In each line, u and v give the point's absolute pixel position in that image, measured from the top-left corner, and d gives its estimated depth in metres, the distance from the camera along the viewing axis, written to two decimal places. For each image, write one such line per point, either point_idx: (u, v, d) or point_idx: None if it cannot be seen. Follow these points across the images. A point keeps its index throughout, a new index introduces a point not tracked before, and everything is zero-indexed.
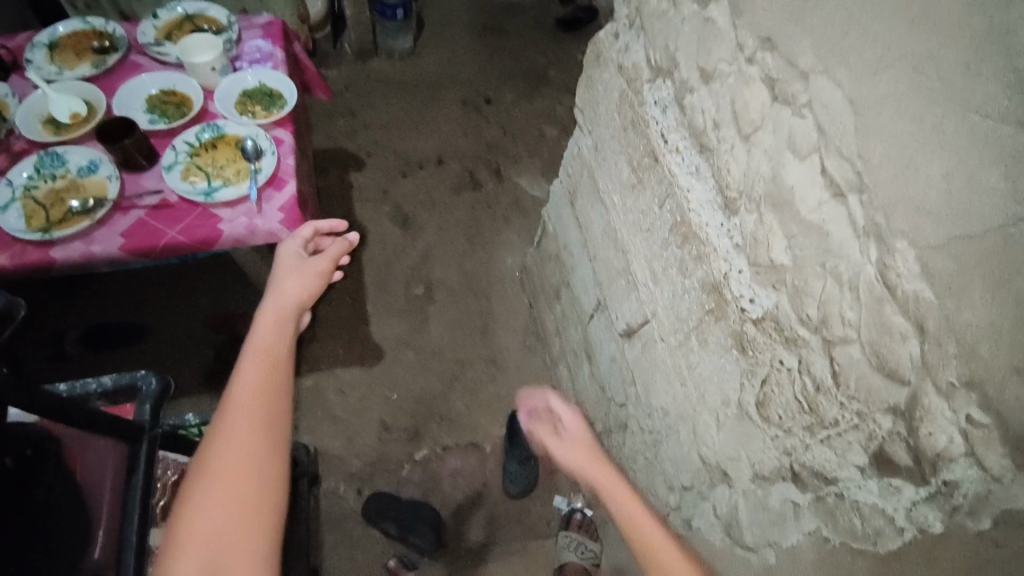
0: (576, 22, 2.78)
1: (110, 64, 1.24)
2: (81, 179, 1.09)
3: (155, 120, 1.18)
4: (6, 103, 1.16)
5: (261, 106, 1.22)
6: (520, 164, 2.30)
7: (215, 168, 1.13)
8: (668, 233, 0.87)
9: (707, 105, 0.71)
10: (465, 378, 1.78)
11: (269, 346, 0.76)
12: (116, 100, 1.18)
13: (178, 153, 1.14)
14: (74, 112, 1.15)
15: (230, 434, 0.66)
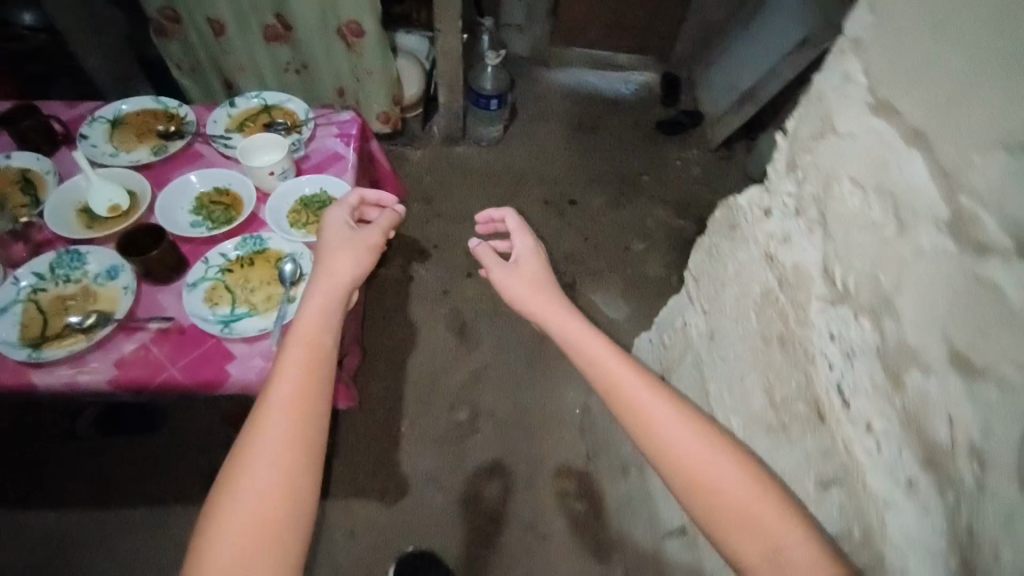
0: (680, 128, 2.57)
1: (168, 152, 1.12)
2: (96, 288, 0.94)
3: (199, 224, 1.03)
4: (45, 181, 1.05)
5: (315, 220, 1.05)
6: (599, 279, 2.07)
7: (244, 291, 0.95)
8: (834, 525, 0.62)
9: (959, 410, 0.46)
10: (497, 542, 1.50)
11: (312, 332, 0.82)
12: (163, 197, 1.05)
13: (210, 267, 0.97)
14: (114, 204, 1.02)
15: (280, 417, 0.74)
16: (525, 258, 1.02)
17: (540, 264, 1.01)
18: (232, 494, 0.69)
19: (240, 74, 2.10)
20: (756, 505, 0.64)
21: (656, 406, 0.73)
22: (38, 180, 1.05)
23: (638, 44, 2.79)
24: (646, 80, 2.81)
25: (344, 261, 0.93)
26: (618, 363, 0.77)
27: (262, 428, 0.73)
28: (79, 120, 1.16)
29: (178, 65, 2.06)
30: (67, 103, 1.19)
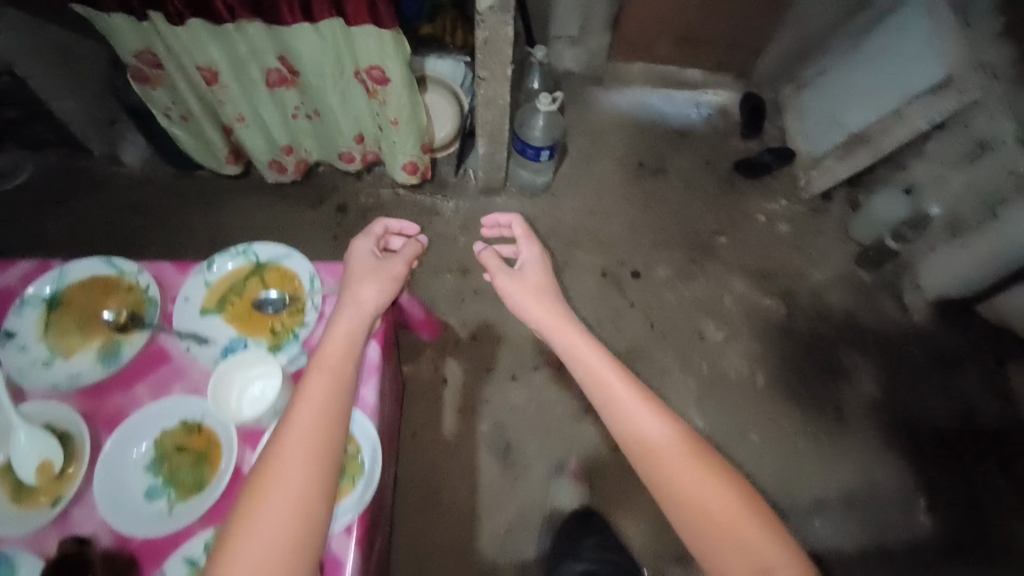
0: (760, 171, 2.12)
1: (112, 359, 0.84)
2: None
3: (158, 490, 0.78)
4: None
5: None
6: (668, 380, 1.77)
7: None
8: None
9: None
10: None
11: (338, 342, 0.85)
12: (110, 450, 0.78)
13: None
14: (40, 466, 0.77)
15: (312, 408, 0.78)
16: (529, 266, 1.20)
17: (542, 275, 1.19)
18: (266, 486, 0.72)
19: (241, 125, 1.69)
20: (695, 462, 0.85)
21: (656, 431, 0.88)
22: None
23: (713, 61, 2.32)
24: (720, 102, 2.35)
25: (364, 285, 0.93)
26: (616, 376, 0.95)
27: (295, 421, 0.77)
28: (8, 298, 0.90)
29: (166, 113, 1.65)
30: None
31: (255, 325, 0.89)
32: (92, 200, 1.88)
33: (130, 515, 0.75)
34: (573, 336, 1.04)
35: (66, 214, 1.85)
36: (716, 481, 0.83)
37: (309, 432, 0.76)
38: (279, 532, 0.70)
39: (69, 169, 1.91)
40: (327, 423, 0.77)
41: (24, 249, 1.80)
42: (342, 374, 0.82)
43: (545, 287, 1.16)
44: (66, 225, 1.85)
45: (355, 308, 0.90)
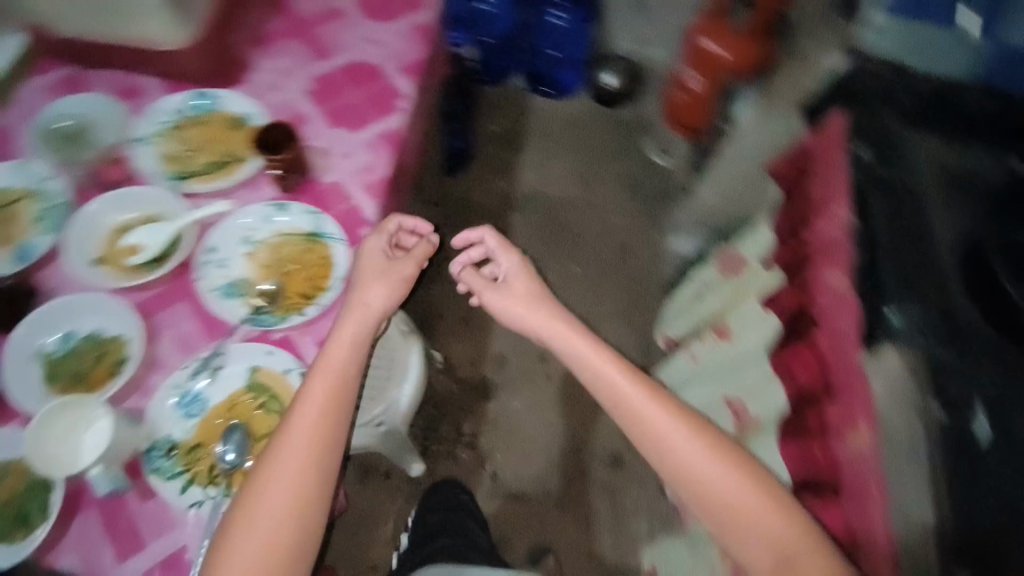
0: None
1: (219, 296, 0.82)
2: (11, 242, 0.82)
3: (70, 338, 0.77)
4: (192, 179, 0.89)
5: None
6: None
7: None
8: None
9: None
10: None
11: (339, 361, 0.76)
12: (118, 305, 0.78)
13: None
14: (130, 246, 0.82)
15: (332, 374, 0.75)
16: (516, 276, 0.99)
17: (520, 275, 0.99)
18: (292, 429, 0.71)
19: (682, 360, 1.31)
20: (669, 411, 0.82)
21: (631, 390, 0.84)
22: (194, 168, 0.90)
23: None
24: None
25: (369, 271, 0.83)
26: (629, 383, 0.85)
27: (317, 374, 0.74)
28: (331, 188, 0.92)
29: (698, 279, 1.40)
30: (369, 165, 0.95)
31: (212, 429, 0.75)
32: (621, 232, 1.94)
33: (54, 319, 0.77)
34: (573, 339, 0.90)
35: (604, 217, 1.96)
36: (722, 464, 0.78)
37: (320, 414, 0.72)
38: (295, 495, 0.68)
39: (653, 207, 1.97)
40: (332, 409, 0.73)
41: (574, 189, 1.99)
42: (346, 365, 0.76)
43: (536, 293, 0.97)
44: (592, 216, 1.96)
45: (359, 296, 0.81)
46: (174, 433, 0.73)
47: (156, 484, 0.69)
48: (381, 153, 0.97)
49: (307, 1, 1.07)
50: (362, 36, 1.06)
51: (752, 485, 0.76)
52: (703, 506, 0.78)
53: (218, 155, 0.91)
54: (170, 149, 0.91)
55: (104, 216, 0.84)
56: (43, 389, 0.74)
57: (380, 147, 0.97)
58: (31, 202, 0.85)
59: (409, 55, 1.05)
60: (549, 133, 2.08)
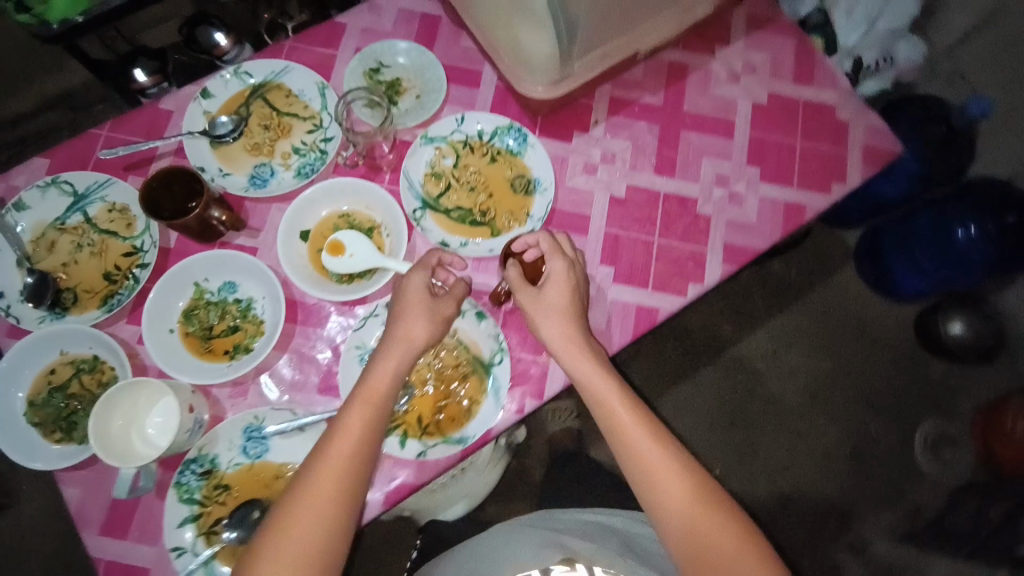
0: None
1: (357, 358, 0.71)
2: (268, 162, 0.77)
3: (229, 288, 0.73)
4: (436, 216, 0.77)
5: (62, 410, 0.67)
6: None
7: (91, 242, 0.72)
8: None
9: None
10: None
11: (377, 389, 0.65)
12: (281, 299, 0.71)
13: (151, 238, 0.72)
14: (335, 246, 0.73)
15: (359, 402, 0.65)
16: (556, 277, 0.71)
17: (562, 291, 0.71)
18: (320, 485, 0.61)
19: None
20: (636, 415, 0.71)
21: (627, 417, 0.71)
22: (448, 207, 0.78)
23: None
24: None
25: (415, 295, 0.69)
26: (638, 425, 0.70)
27: (354, 406, 0.64)
28: None
29: None
30: (598, 332, 0.76)
31: (251, 485, 0.67)
32: (798, 486, 1.52)
33: (228, 266, 0.72)
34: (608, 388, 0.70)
35: (796, 453, 1.54)
36: (677, 464, 0.69)
37: (343, 454, 0.62)
38: (321, 530, 0.61)
39: (866, 499, 1.50)
40: (361, 446, 0.63)
41: (798, 403, 1.58)
42: (380, 400, 0.65)
43: (561, 316, 0.70)
44: (785, 442, 1.55)
45: (405, 326, 0.68)
46: (221, 460, 0.66)
47: (171, 499, 0.64)
48: (621, 327, 0.76)
49: (701, 95, 0.85)
50: (721, 176, 0.83)
51: (702, 494, 0.68)
52: (670, 522, 0.67)
53: (483, 209, 0.78)
54: (447, 170, 0.79)
55: (340, 200, 0.76)
56: (174, 320, 0.71)
57: (625, 319, 0.77)
58: (305, 131, 0.79)
59: (751, 237, 0.81)
60: (822, 324, 1.64)
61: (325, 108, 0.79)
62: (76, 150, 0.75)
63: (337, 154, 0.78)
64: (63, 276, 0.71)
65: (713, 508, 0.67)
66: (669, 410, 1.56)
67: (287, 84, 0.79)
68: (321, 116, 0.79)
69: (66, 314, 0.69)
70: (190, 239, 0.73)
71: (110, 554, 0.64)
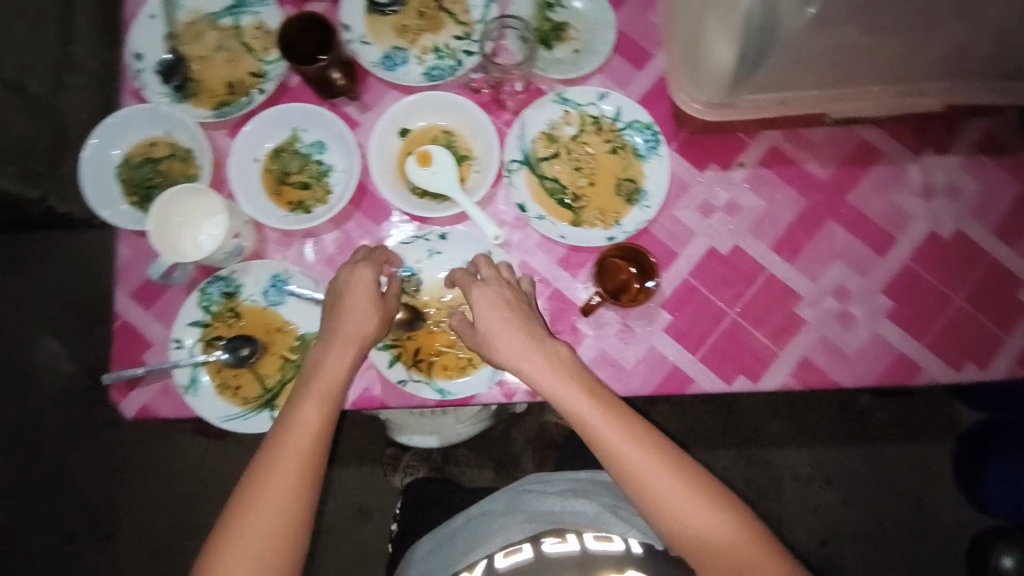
0: None
1: (391, 269, 0.72)
2: (406, 47, 0.76)
3: (319, 147, 0.75)
4: (529, 178, 0.73)
5: (145, 180, 0.74)
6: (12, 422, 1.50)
7: (230, 48, 0.76)
8: None
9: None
10: None
11: (335, 378, 0.64)
12: (353, 180, 0.73)
13: (277, 68, 0.75)
14: (424, 157, 0.73)
15: (320, 393, 0.63)
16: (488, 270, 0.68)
17: (494, 307, 0.66)
18: (274, 460, 0.61)
19: None
20: (616, 423, 0.62)
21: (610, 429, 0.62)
22: (545, 174, 0.73)
23: None
24: None
25: (365, 299, 0.66)
26: (624, 442, 0.62)
27: (306, 387, 0.64)
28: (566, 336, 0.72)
29: None
30: (619, 369, 0.70)
31: (256, 325, 0.72)
32: None
33: (327, 128, 0.74)
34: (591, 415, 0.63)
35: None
36: (671, 467, 0.62)
37: (296, 430, 0.62)
38: (275, 504, 0.59)
39: None
40: (311, 423, 0.62)
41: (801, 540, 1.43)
42: (332, 385, 0.64)
43: (529, 347, 0.65)
44: None
45: (355, 320, 0.66)
46: (244, 290, 0.72)
47: (193, 300, 0.71)
48: (645, 377, 0.70)
49: (877, 194, 0.72)
50: (845, 288, 0.71)
51: (703, 497, 0.61)
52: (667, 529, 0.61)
53: (575, 192, 0.73)
54: (563, 137, 0.74)
55: (450, 116, 0.74)
56: (263, 152, 0.75)
57: (654, 372, 0.70)
58: (453, 35, 0.76)
59: (836, 366, 0.70)
60: (876, 481, 1.44)
61: (483, 21, 0.76)
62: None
63: (470, 72, 0.75)
64: (195, 67, 0.76)
65: (713, 510, 0.61)
66: None
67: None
68: (475, 28, 0.76)
69: (184, 101, 0.75)
70: (309, 88, 0.75)
71: (129, 316, 0.72)
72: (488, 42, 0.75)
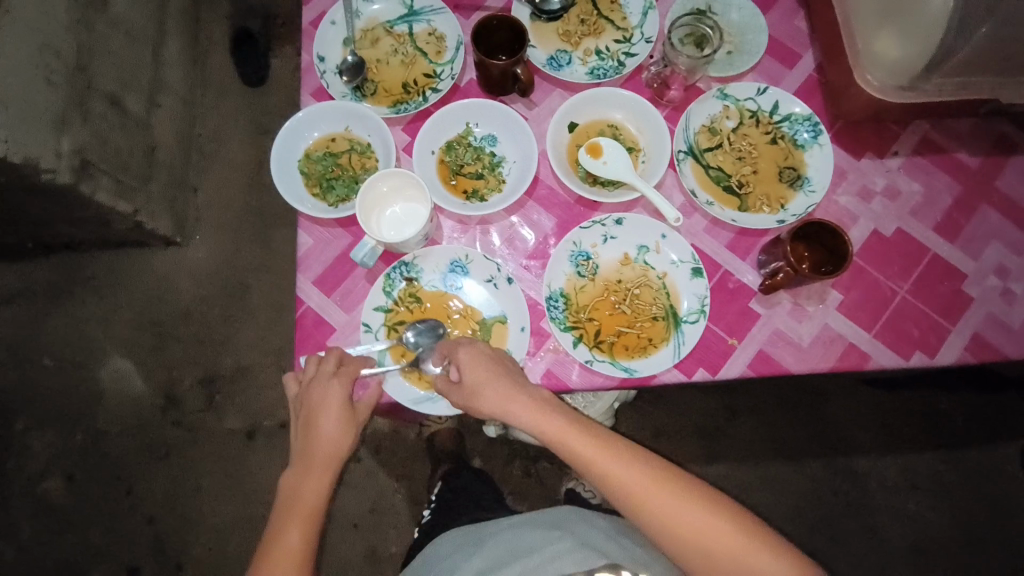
0: None
1: (569, 253, 0.74)
2: (569, 49, 0.82)
3: (490, 139, 0.78)
4: (695, 167, 0.77)
5: (326, 173, 0.77)
6: (75, 446, 1.45)
7: (403, 53, 0.81)
8: None
9: None
10: (209, 129, 1.65)
11: (309, 506, 0.65)
12: (528, 169, 0.75)
13: (450, 68, 0.80)
14: (595, 146, 0.76)
15: (301, 525, 0.64)
16: (465, 361, 0.67)
17: (479, 367, 0.66)
18: None
19: None
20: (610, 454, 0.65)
21: (601, 456, 0.65)
22: (709, 163, 0.77)
23: None
24: None
25: (336, 407, 0.66)
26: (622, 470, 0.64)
27: (289, 521, 0.65)
28: (744, 313, 0.72)
29: None
30: (801, 346, 0.71)
31: (436, 310, 0.73)
32: None
33: (501, 122, 0.78)
34: (587, 446, 0.65)
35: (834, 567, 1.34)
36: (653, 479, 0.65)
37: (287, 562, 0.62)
38: None
39: None
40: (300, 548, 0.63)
41: (892, 548, 1.41)
42: (313, 508, 0.66)
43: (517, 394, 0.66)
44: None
45: (322, 435, 0.66)
46: (423, 275, 0.73)
47: (378, 285, 0.72)
48: (825, 355, 0.71)
49: (1022, 178, 0.77)
50: (1004, 267, 0.74)
51: (712, 511, 0.64)
52: (657, 529, 0.64)
53: (739, 178, 0.76)
54: (722, 127, 0.78)
55: (616, 109, 0.78)
56: (438, 144, 0.77)
57: (832, 350, 0.71)
58: (613, 39, 0.82)
59: (1005, 341, 0.72)
60: (958, 485, 1.44)
61: (641, 26, 0.82)
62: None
63: (633, 71, 0.80)
64: (373, 70, 0.80)
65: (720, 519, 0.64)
66: (755, 478, 1.44)
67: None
68: (633, 32, 0.82)
69: (364, 98, 0.79)
70: (482, 84, 0.79)
71: (311, 302, 0.72)
72: (648, 44, 0.81)
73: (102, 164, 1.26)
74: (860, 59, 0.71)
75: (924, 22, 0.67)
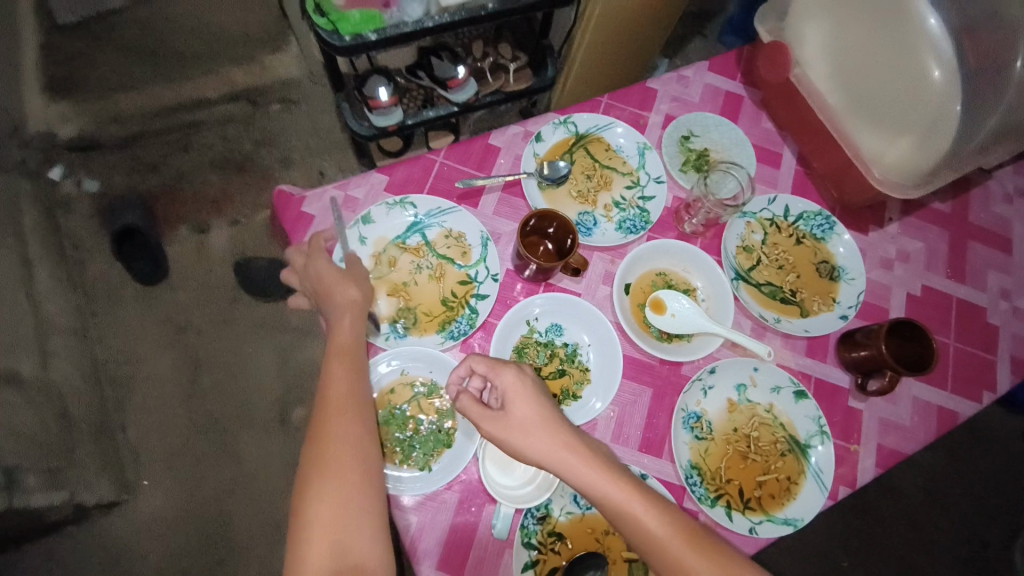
0: None
1: (681, 421, 0.71)
2: (588, 210, 0.80)
3: (556, 330, 0.73)
4: (750, 289, 0.79)
5: (403, 432, 0.67)
6: None
7: (428, 265, 0.74)
8: None
9: None
10: (114, 347, 1.36)
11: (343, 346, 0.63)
12: (611, 350, 0.72)
13: (485, 267, 0.74)
14: (659, 304, 0.75)
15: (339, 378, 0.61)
16: (512, 394, 0.62)
17: (528, 399, 0.61)
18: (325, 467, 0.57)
19: None
20: (664, 518, 0.57)
21: (648, 519, 0.57)
22: (759, 281, 0.80)
23: None
24: None
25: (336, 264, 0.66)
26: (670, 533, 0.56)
27: (329, 378, 0.62)
28: (848, 415, 0.75)
29: None
30: (904, 426, 0.76)
31: (582, 536, 0.65)
32: None
33: (560, 309, 0.74)
34: (638, 510, 0.57)
35: (918, 553, 1.27)
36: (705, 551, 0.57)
37: (336, 422, 0.59)
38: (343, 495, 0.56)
39: None
40: (346, 409, 0.60)
41: None
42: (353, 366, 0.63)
43: (552, 425, 0.60)
44: None
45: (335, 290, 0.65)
46: (555, 506, 0.65)
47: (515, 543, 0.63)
48: (923, 425, 0.77)
49: (984, 209, 0.90)
50: (1005, 289, 0.86)
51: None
52: None
53: (790, 289, 0.80)
54: (755, 245, 0.81)
55: (661, 259, 0.78)
56: (508, 355, 0.71)
57: (928, 418, 0.77)
58: (624, 187, 0.81)
59: None
60: None
61: (644, 167, 0.82)
62: (416, 170, 0.77)
63: (657, 215, 0.80)
64: (404, 296, 0.72)
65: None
66: None
67: (608, 139, 0.83)
68: (639, 175, 0.82)
69: (406, 332, 0.71)
70: (525, 276, 0.74)
71: None
72: (659, 185, 0.81)
73: (19, 461, 1.09)
74: (867, 155, 0.76)
75: (932, 125, 0.71)
